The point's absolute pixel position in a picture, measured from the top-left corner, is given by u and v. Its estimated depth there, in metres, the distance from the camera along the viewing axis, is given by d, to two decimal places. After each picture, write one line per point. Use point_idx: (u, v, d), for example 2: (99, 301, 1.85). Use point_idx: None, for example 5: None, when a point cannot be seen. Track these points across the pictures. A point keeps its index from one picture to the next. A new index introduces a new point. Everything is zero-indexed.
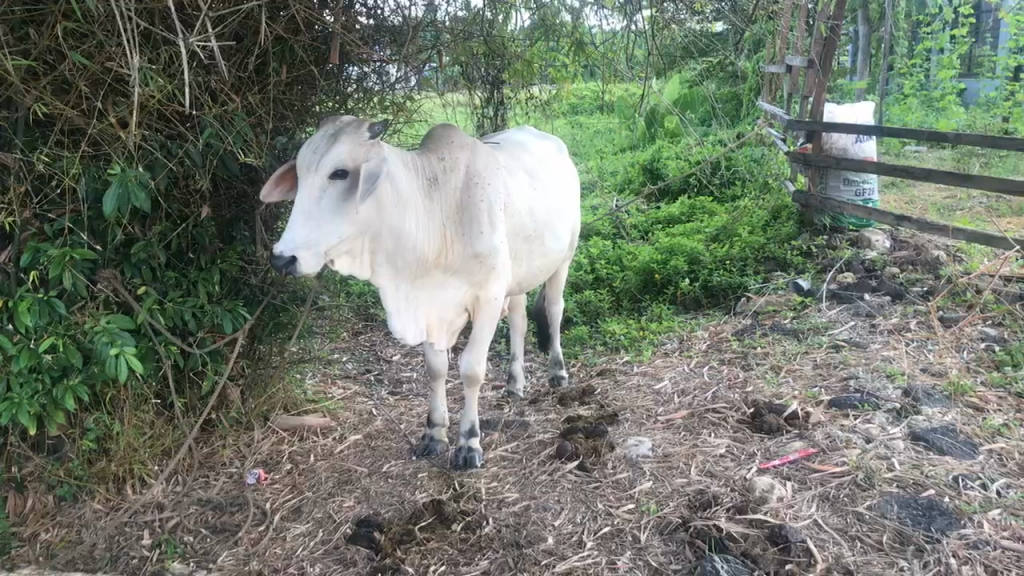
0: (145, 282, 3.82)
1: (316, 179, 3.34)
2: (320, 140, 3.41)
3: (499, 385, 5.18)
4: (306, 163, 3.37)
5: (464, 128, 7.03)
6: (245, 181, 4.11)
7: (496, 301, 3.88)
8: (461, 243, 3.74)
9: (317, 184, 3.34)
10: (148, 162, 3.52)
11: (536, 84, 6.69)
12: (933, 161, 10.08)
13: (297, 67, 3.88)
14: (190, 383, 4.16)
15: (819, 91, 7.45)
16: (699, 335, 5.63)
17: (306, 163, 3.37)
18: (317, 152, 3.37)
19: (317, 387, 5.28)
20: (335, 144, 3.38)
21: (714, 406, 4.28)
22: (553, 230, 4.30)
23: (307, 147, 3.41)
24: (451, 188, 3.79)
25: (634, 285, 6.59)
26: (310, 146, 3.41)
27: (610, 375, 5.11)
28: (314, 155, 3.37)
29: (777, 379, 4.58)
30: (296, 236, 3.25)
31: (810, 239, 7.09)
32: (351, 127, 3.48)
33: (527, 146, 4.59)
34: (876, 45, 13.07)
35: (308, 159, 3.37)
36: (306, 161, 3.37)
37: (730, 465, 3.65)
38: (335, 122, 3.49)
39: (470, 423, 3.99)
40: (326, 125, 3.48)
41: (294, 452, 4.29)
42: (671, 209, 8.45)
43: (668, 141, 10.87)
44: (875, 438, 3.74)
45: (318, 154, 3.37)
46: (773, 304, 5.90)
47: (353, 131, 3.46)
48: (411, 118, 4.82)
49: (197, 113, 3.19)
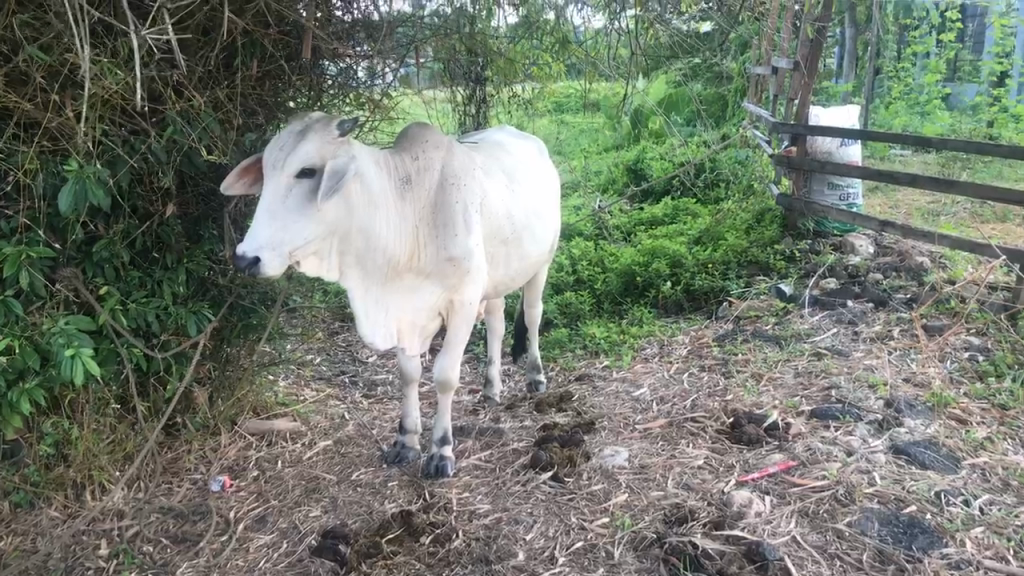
0: (107, 282, 3.69)
1: (283, 177, 3.22)
2: (287, 137, 3.30)
3: (475, 389, 5.08)
4: (272, 161, 3.26)
5: (444, 124, 6.91)
6: (213, 178, 3.99)
7: (470, 306, 3.76)
8: (434, 246, 3.62)
9: (284, 182, 3.22)
10: (109, 158, 3.39)
11: (519, 82, 6.56)
12: (918, 166, 10.04)
13: (265, 62, 3.75)
14: (154, 387, 4.04)
15: (804, 93, 7.36)
16: (679, 340, 5.55)
17: (272, 160, 3.26)
18: (283, 150, 3.26)
19: (289, 390, 5.16)
20: (303, 142, 3.27)
21: (692, 416, 4.18)
22: (532, 234, 4.18)
23: (273, 145, 3.30)
24: (425, 189, 3.68)
25: (614, 288, 6.49)
26: (276, 144, 3.30)
27: (588, 381, 5.02)
28: (280, 153, 3.25)
29: (757, 387, 4.49)
30: (261, 235, 3.14)
31: (793, 243, 7.01)
32: (319, 124, 3.36)
33: (507, 147, 4.47)
34: (861, 48, 13.03)
35: (275, 156, 3.26)
36: (272, 158, 3.26)
37: (707, 478, 3.55)
38: (303, 118, 3.38)
39: (442, 430, 3.88)
40: (294, 122, 3.37)
41: (261, 458, 4.17)
42: (654, 211, 8.37)
43: (652, 142, 10.78)
44: (855, 450, 3.65)
45: (285, 151, 3.26)
46: (754, 309, 5.82)
47: (322, 129, 3.35)
48: (387, 115, 4.70)
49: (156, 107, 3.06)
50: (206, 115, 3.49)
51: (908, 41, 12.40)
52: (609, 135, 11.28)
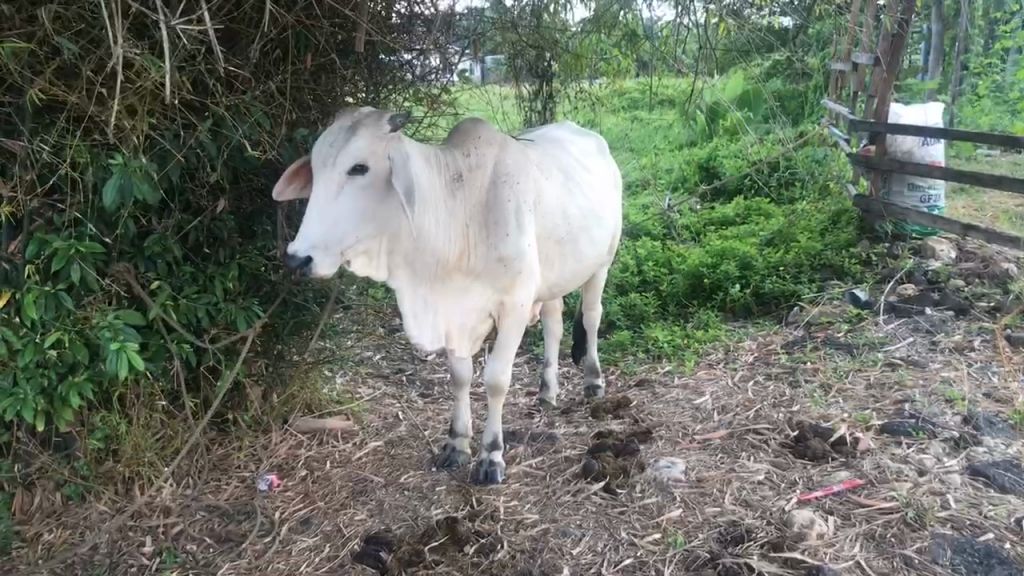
0: (159, 277, 3.68)
1: (335, 176, 3.14)
2: (337, 133, 3.21)
3: (533, 392, 4.96)
4: (321, 157, 3.17)
5: (510, 120, 6.79)
6: (266, 173, 3.94)
7: (521, 307, 3.64)
8: (484, 245, 3.51)
9: (337, 181, 3.14)
10: (160, 154, 3.36)
11: (586, 77, 6.41)
12: (1007, 167, 9.58)
13: (318, 55, 3.69)
14: (206, 383, 4.01)
15: (883, 90, 7.06)
16: (746, 346, 5.34)
17: (322, 157, 3.17)
18: (333, 147, 3.17)
19: (345, 387, 5.11)
20: (355, 139, 3.18)
21: (755, 427, 3.99)
22: (588, 234, 4.05)
23: (322, 141, 3.21)
24: (476, 188, 3.57)
25: (680, 290, 6.30)
26: (325, 140, 3.21)
27: (648, 387, 4.85)
28: (330, 150, 3.17)
29: (825, 399, 4.27)
30: (312, 235, 3.06)
31: (869, 247, 6.72)
32: (370, 120, 3.27)
33: (565, 144, 4.34)
34: (949, 44, 12.51)
35: (325, 153, 3.17)
36: (322, 155, 3.18)
37: (768, 495, 3.37)
38: (353, 113, 3.29)
39: (492, 435, 3.78)
40: (343, 117, 3.28)
41: (310, 457, 4.12)
42: (725, 210, 8.14)
43: (726, 139, 10.51)
44: (929, 471, 3.43)
45: (336, 148, 3.17)
46: (827, 315, 5.57)
47: (373, 125, 3.26)
48: (445, 111, 4.60)
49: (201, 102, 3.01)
50: (255, 110, 3.44)
51: (1001, 36, 11.85)
52: (681, 132, 11.04)
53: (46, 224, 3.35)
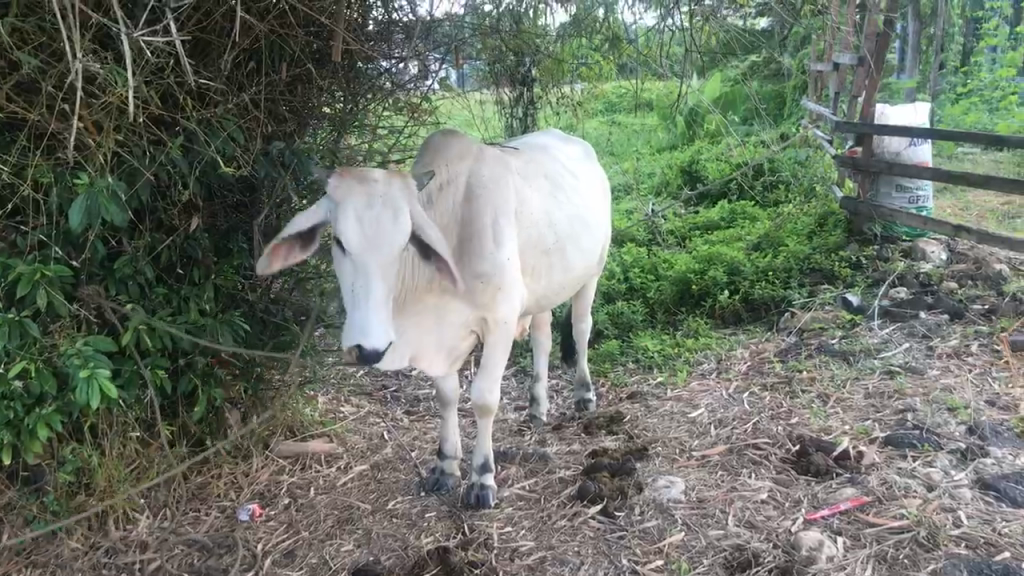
0: (132, 299, 3.50)
1: (391, 259, 2.94)
2: (373, 210, 2.96)
3: (522, 407, 4.82)
4: (367, 240, 2.92)
5: (490, 126, 6.64)
6: (241, 187, 3.78)
7: (506, 324, 3.49)
8: (460, 264, 3.37)
9: (391, 264, 2.95)
10: (129, 171, 3.18)
11: (567, 82, 6.27)
12: (990, 165, 9.53)
13: (293, 64, 3.53)
14: (183, 408, 3.84)
15: (869, 91, 6.97)
16: (738, 354, 5.22)
17: (370, 237, 2.92)
18: (378, 228, 2.93)
19: (328, 407, 4.94)
20: (398, 214, 2.98)
21: (755, 442, 3.86)
22: (576, 241, 3.90)
23: (363, 221, 2.93)
24: (449, 206, 3.42)
25: (668, 297, 6.17)
26: (362, 218, 2.93)
27: (640, 400, 4.72)
28: (377, 229, 2.93)
29: (824, 410, 4.15)
30: (385, 326, 2.88)
31: (858, 249, 6.62)
32: (391, 185, 3.04)
33: (551, 150, 4.19)
34: (928, 42, 12.48)
35: (370, 236, 2.92)
36: (368, 238, 2.92)
37: (772, 515, 3.23)
38: (368, 177, 3.02)
39: (482, 456, 3.63)
40: (359, 184, 3.00)
41: (293, 484, 3.95)
42: (710, 215, 8.03)
43: (707, 142, 10.41)
44: (937, 485, 3.31)
45: (384, 227, 2.94)
46: (819, 321, 5.46)
47: (400, 192, 3.04)
48: (426, 120, 4.45)
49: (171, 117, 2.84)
50: (229, 123, 3.28)
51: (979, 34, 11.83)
52: (662, 136, 10.93)
53: (8, 247, 3.16)
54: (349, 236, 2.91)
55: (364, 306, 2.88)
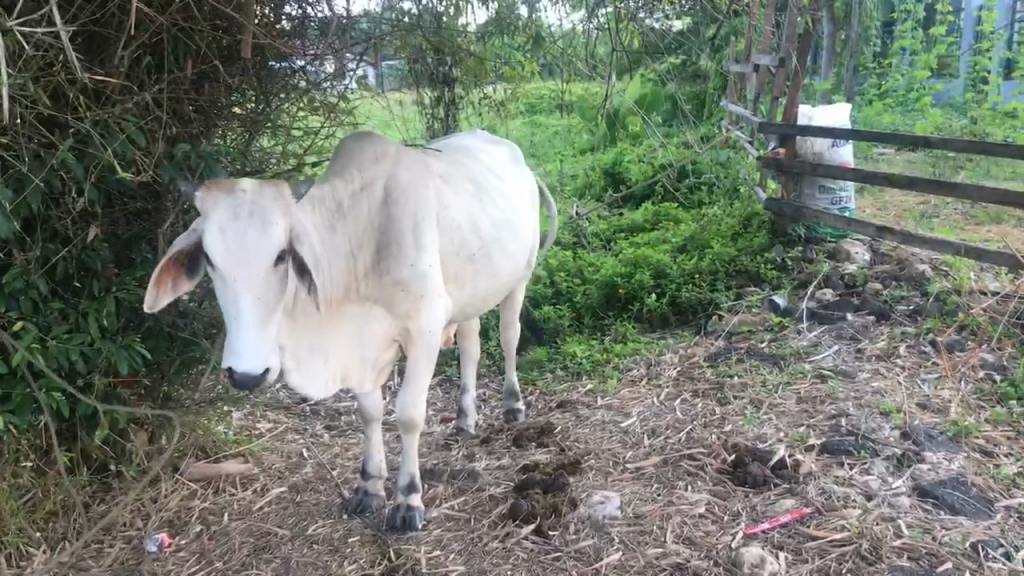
0: (24, 316, 3.21)
1: (261, 276, 2.76)
2: (240, 224, 2.76)
3: (449, 419, 4.65)
4: (233, 256, 2.73)
5: (411, 128, 6.43)
6: (144, 194, 3.51)
7: (429, 332, 3.31)
8: (377, 273, 3.20)
9: (263, 281, 2.76)
10: (16, 178, 2.90)
11: (489, 82, 6.11)
12: (905, 166, 9.69)
13: (198, 61, 3.29)
14: (83, 433, 3.55)
15: (791, 92, 6.97)
16: (668, 360, 5.13)
17: (234, 254, 2.73)
18: (245, 243, 2.74)
19: (243, 423, 4.69)
20: (267, 225, 2.79)
21: (689, 452, 3.75)
22: (503, 247, 3.73)
23: (226, 236, 2.74)
24: (364, 212, 3.24)
25: (596, 301, 6.06)
26: (226, 232, 2.74)
27: (570, 409, 4.58)
28: (241, 244, 2.74)
29: (757, 417, 4.07)
30: (256, 348, 2.72)
31: (783, 251, 6.61)
32: (263, 196, 2.85)
33: (476, 153, 4.03)
34: (842, 45, 12.68)
35: (235, 252, 2.73)
36: (232, 253, 2.73)
37: (711, 530, 3.12)
38: (234, 188, 2.83)
39: (408, 476, 3.45)
40: (225, 198, 2.80)
41: (206, 509, 3.70)
42: (634, 217, 7.96)
43: (629, 144, 10.38)
44: (876, 494, 3.25)
45: (250, 241, 2.75)
46: (747, 324, 5.42)
47: (272, 202, 2.85)
48: (343, 121, 4.24)
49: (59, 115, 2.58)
50: (129, 125, 3.02)
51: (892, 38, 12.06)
52: (585, 137, 10.85)
53: None
54: (212, 252, 2.73)
55: (239, 326, 2.72)
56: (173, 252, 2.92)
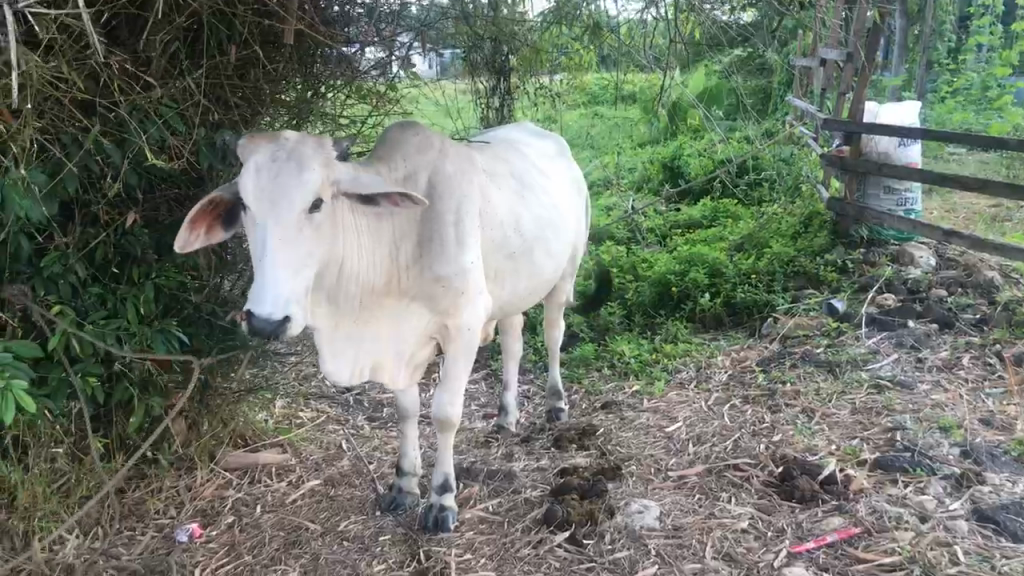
0: (62, 300, 3.20)
1: (291, 220, 2.66)
2: (276, 165, 2.70)
3: (490, 416, 4.56)
4: (265, 197, 2.66)
5: (466, 117, 6.34)
6: (185, 179, 3.47)
7: (469, 330, 3.22)
8: (418, 266, 3.11)
9: (293, 226, 2.67)
10: (52, 162, 2.87)
11: (546, 72, 5.99)
12: (977, 167, 9.33)
13: (241, 46, 3.24)
14: (120, 419, 3.54)
15: (859, 88, 6.72)
16: (719, 362, 4.98)
17: (266, 195, 2.66)
18: (277, 183, 2.67)
19: (284, 412, 4.65)
20: (303, 169, 2.71)
21: (736, 461, 3.61)
22: (546, 246, 3.63)
23: (260, 178, 2.68)
24: (408, 203, 3.16)
25: (647, 299, 5.91)
26: (261, 171, 2.69)
27: (615, 410, 4.46)
28: (275, 186, 2.67)
29: (809, 427, 3.91)
30: (280, 291, 2.60)
31: (845, 252, 6.38)
32: (304, 145, 2.79)
33: (522, 147, 3.92)
34: (915, 40, 12.28)
35: (267, 192, 2.66)
36: (265, 195, 2.66)
37: (753, 547, 2.98)
38: (277, 138, 2.78)
39: (442, 476, 3.36)
40: (266, 143, 2.77)
41: (239, 500, 3.66)
42: (691, 212, 7.78)
43: (690, 137, 10.17)
44: (931, 516, 3.07)
45: (283, 183, 2.67)
46: (803, 328, 5.24)
47: (312, 151, 2.79)
48: (391, 110, 4.16)
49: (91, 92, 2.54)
50: (167, 110, 2.98)
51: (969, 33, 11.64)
52: (645, 129, 10.66)
53: None
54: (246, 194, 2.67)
55: (261, 265, 2.61)
56: (215, 196, 2.90)
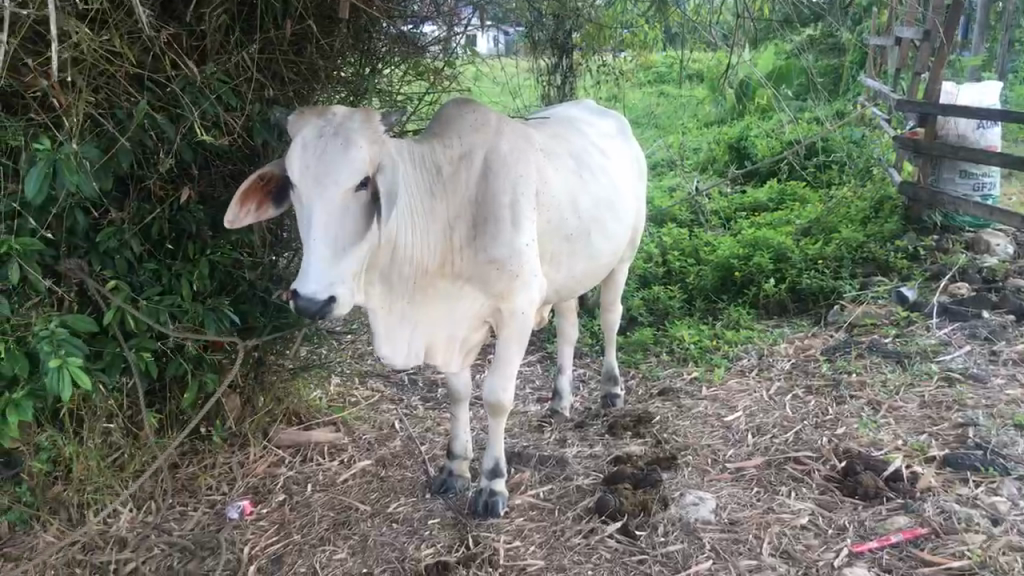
0: (117, 275, 3.21)
1: (339, 198, 2.62)
2: (323, 141, 2.66)
3: (544, 399, 4.50)
4: (312, 175, 2.63)
5: (526, 95, 6.25)
6: (240, 156, 3.46)
7: (523, 315, 3.14)
8: (472, 248, 3.04)
9: (340, 204, 2.63)
10: (105, 137, 2.87)
11: (609, 49, 5.86)
12: None
13: (296, 21, 3.20)
14: (174, 394, 3.55)
15: (935, 68, 6.46)
16: (782, 351, 4.84)
17: (313, 173, 2.63)
18: (324, 160, 2.63)
19: (339, 390, 4.64)
20: (352, 147, 2.66)
21: (797, 454, 3.48)
22: (604, 228, 3.53)
23: (307, 155, 2.65)
24: (462, 184, 3.08)
25: (709, 283, 5.77)
26: (308, 149, 2.66)
27: (672, 397, 4.36)
28: (322, 163, 2.63)
29: (875, 420, 3.77)
30: (325, 272, 2.58)
31: (917, 239, 6.16)
32: (352, 121, 2.74)
33: (581, 126, 3.82)
34: (996, 18, 11.80)
35: (314, 170, 2.63)
36: (312, 172, 2.63)
37: (813, 544, 2.87)
38: (326, 114, 2.74)
39: (493, 460, 3.31)
40: (314, 120, 2.73)
41: (291, 478, 3.66)
42: (757, 195, 7.59)
43: (758, 118, 9.92)
44: (1003, 518, 2.93)
45: (330, 161, 2.63)
46: (871, 316, 5.07)
47: (360, 128, 2.73)
48: (448, 87, 4.10)
49: (139, 65, 2.52)
50: (219, 84, 2.96)
51: None
52: (711, 109, 10.44)
53: None
54: (294, 172, 2.64)
55: (307, 244, 2.59)
56: (269, 167, 2.88)
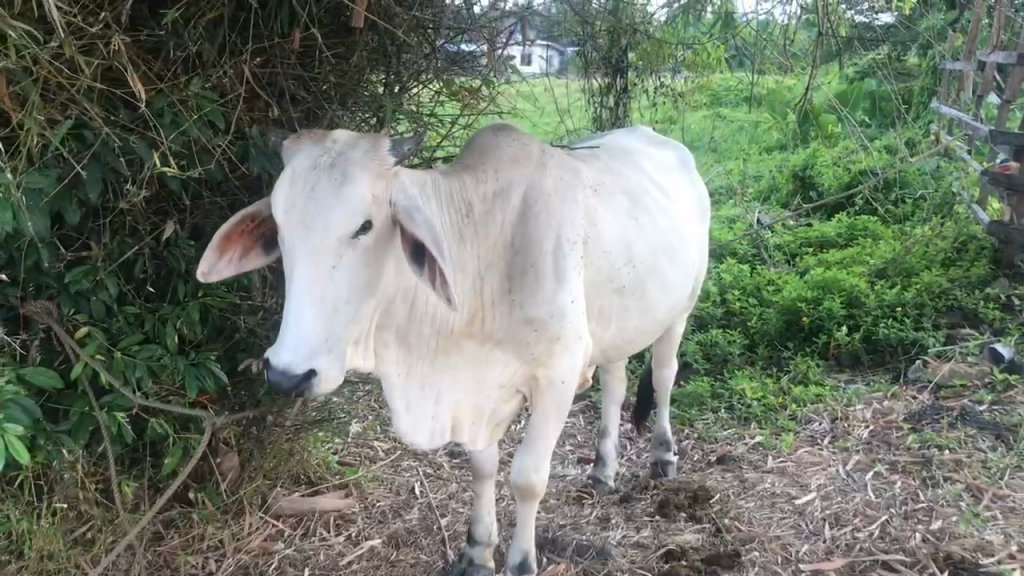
0: (91, 321, 2.73)
1: (331, 245, 2.12)
2: (316, 174, 2.17)
3: (585, 462, 3.95)
4: (299, 215, 2.13)
5: (575, 117, 5.71)
6: (240, 184, 2.98)
7: (562, 384, 2.62)
8: (505, 304, 2.53)
9: (333, 253, 2.13)
10: (67, 162, 2.40)
11: (668, 71, 5.31)
12: None
13: (304, 31, 2.73)
14: (154, 456, 3.07)
15: None
16: (859, 414, 4.24)
17: (301, 212, 2.13)
18: (314, 198, 2.13)
19: (354, 443, 4.14)
20: (351, 183, 2.16)
21: (888, 559, 2.91)
22: (661, 278, 3.00)
23: (297, 190, 2.15)
24: (496, 226, 2.56)
25: (774, 328, 5.17)
26: (297, 182, 2.16)
27: (733, 468, 3.79)
28: (314, 202, 2.13)
29: (980, 515, 3.17)
30: (306, 338, 2.08)
31: (1009, 286, 5.51)
32: (354, 150, 2.23)
33: (636, 156, 3.29)
34: None
35: (302, 209, 2.13)
36: (301, 213, 2.13)
37: None
38: (324, 142, 2.24)
39: (520, 554, 2.79)
40: (309, 147, 2.23)
41: (287, 557, 3.17)
42: (825, 229, 6.97)
43: (823, 145, 9.29)
44: None
45: (322, 198, 2.13)
46: (962, 377, 4.46)
47: (363, 158, 2.23)
48: (484, 106, 3.59)
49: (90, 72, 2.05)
50: (205, 101, 2.49)
51: None
52: (773, 134, 9.80)
53: None
54: (279, 211, 2.15)
55: (289, 301, 2.10)
56: (255, 206, 2.40)
